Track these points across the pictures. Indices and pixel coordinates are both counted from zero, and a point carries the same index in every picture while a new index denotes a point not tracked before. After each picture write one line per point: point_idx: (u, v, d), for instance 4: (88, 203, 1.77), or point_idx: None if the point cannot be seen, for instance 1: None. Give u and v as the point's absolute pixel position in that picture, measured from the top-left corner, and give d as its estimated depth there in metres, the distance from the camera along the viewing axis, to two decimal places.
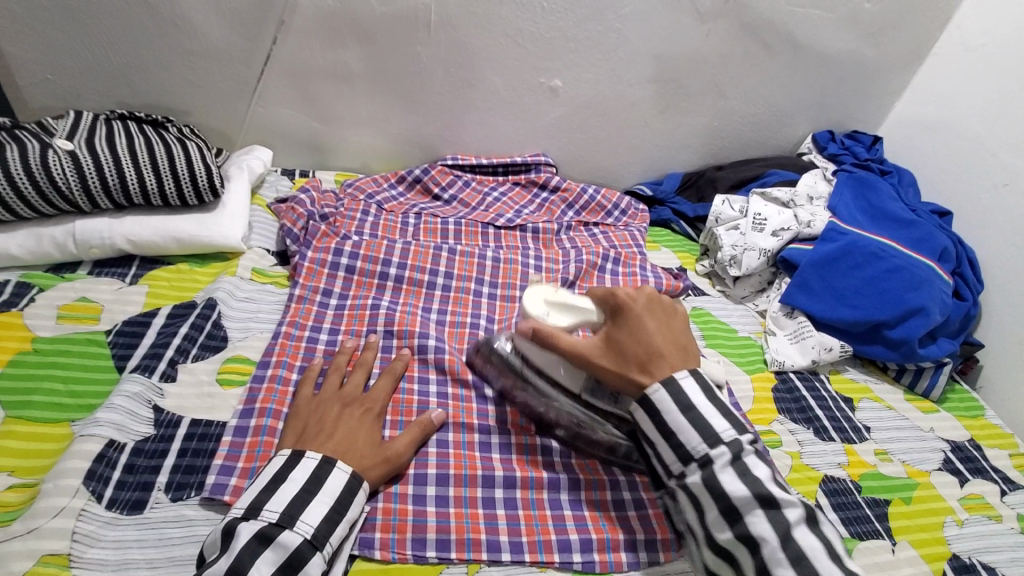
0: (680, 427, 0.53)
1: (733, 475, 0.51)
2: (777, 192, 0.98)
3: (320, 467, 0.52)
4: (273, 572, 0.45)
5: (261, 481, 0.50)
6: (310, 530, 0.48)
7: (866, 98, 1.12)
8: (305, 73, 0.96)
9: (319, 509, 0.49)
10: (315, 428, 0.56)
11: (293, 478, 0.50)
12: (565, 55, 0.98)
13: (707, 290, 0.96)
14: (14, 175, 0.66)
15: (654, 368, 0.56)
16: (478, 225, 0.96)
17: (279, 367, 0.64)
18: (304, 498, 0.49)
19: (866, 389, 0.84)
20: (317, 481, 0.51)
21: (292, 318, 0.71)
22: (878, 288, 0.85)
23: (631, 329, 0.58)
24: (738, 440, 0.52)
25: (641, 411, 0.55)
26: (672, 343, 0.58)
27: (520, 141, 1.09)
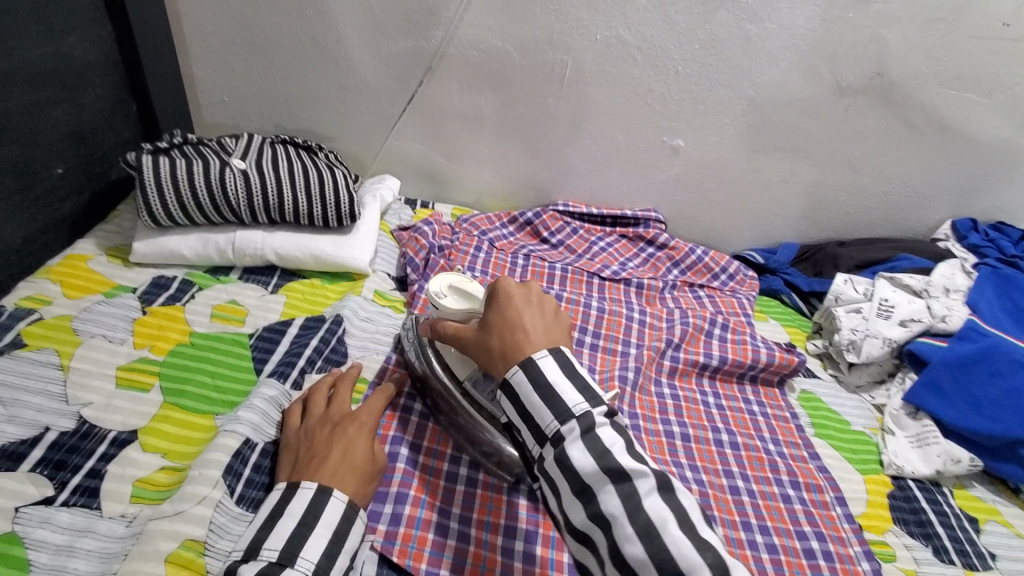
0: (613, 445, 0.46)
1: (643, 542, 0.42)
2: (908, 279, 0.92)
3: (315, 497, 0.50)
4: None
5: (262, 519, 0.49)
6: (311, 567, 0.46)
7: (1019, 189, 1.03)
8: (440, 114, 1.04)
9: (319, 543, 0.48)
10: (307, 460, 0.54)
11: (290, 512, 0.49)
12: (692, 117, 0.99)
13: (819, 373, 0.91)
14: (197, 187, 0.77)
15: (516, 351, 0.53)
16: (583, 274, 0.97)
17: None
18: (303, 532, 0.48)
19: (994, 511, 0.75)
20: (313, 511, 0.49)
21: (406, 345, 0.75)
22: (1021, 401, 0.76)
23: (497, 315, 0.55)
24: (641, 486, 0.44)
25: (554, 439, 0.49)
26: (546, 330, 0.55)
27: (633, 195, 1.09)
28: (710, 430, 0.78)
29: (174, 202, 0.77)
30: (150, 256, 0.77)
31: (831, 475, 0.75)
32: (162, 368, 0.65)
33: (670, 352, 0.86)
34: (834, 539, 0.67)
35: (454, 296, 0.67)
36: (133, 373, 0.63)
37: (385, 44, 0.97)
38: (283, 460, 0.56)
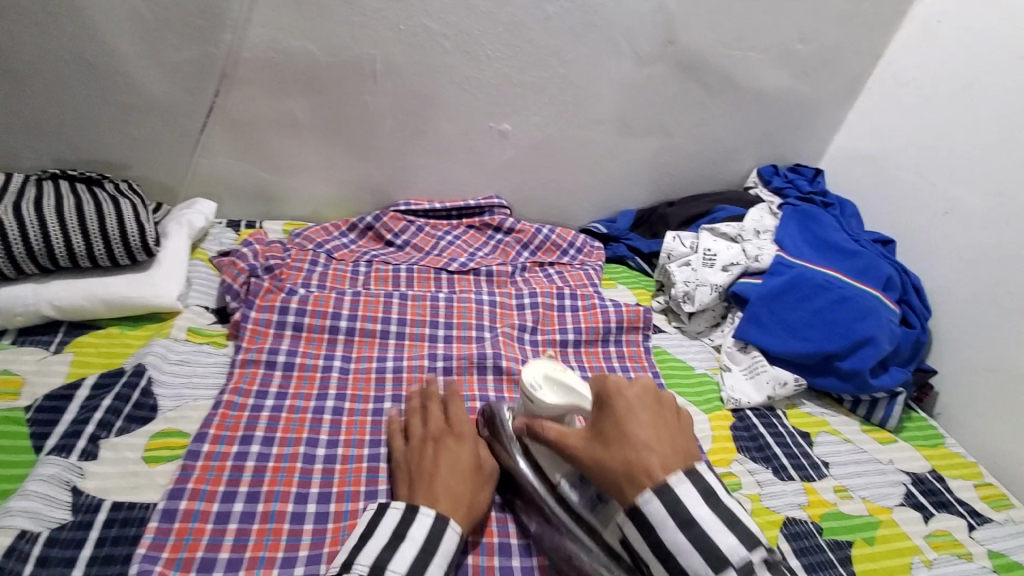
0: (646, 448, 0.50)
1: (696, 497, 0.48)
2: (725, 227, 1.00)
3: (436, 524, 0.53)
4: None
5: (384, 534, 0.51)
6: None
7: (808, 134, 1.16)
8: (251, 124, 0.95)
9: (409, 552, 0.50)
10: (418, 480, 0.57)
11: (412, 536, 0.51)
12: (512, 100, 1.00)
13: (664, 326, 0.97)
14: None
15: (645, 478, 0.50)
16: (430, 271, 0.94)
17: (217, 442, 0.61)
18: (425, 560, 0.50)
19: (823, 422, 0.84)
20: (434, 540, 0.51)
21: (236, 385, 0.67)
22: (826, 319, 0.86)
23: (619, 428, 0.52)
24: (703, 467, 0.51)
25: (631, 526, 0.50)
26: (669, 441, 0.52)
27: (472, 184, 1.09)
28: None
29: None
30: None
31: None
32: None
33: (528, 335, 0.86)
34: None
35: (552, 389, 0.62)
36: None
37: (169, 54, 0.87)
38: (399, 479, 0.60)
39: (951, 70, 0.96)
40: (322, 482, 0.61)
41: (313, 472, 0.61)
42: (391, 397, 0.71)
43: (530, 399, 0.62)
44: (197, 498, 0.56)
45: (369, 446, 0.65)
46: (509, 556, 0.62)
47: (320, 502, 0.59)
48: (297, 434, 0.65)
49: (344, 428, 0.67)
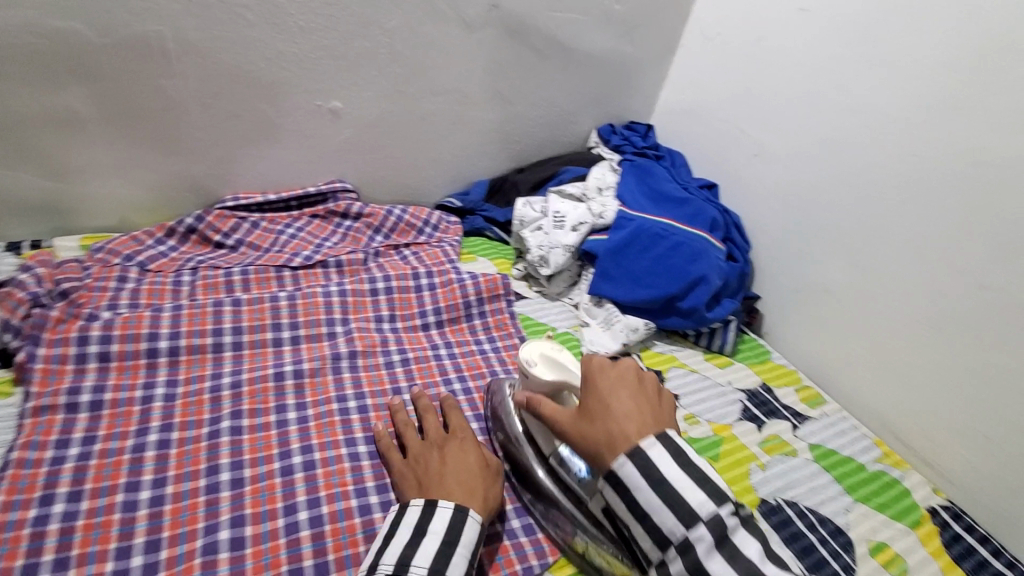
0: (615, 416, 0.55)
1: (664, 455, 0.53)
2: (571, 189, 1.03)
3: (455, 515, 0.54)
4: None
5: (406, 530, 0.52)
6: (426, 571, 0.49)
7: (637, 91, 1.22)
8: (15, 125, 0.79)
9: (432, 544, 0.51)
10: (429, 480, 0.58)
11: (434, 530, 0.52)
12: (336, 75, 0.93)
13: (525, 293, 0.99)
14: None
15: (622, 443, 0.54)
16: (270, 270, 0.86)
17: (8, 510, 0.53)
18: (447, 552, 0.51)
19: (672, 358, 0.92)
20: (454, 530, 0.52)
21: (27, 439, 0.58)
22: (665, 265, 0.93)
23: (599, 399, 0.57)
24: (641, 439, 0.53)
25: (610, 489, 0.54)
26: (645, 410, 0.57)
27: (308, 170, 1.00)
28: (441, 383, 0.77)
29: None
30: None
31: None
32: None
33: (387, 324, 0.83)
34: None
35: (547, 367, 0.65)
36: None
37: None
38: (404, 484, 0.60)
39: (745, 24, 1.05)
40: (149, 528, 0.54)
41: (137, 519, 0.55)
42: (229, 418, 0.65)
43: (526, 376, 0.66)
44: None
45: (205, 477, 0.59)
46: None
47: (150, 551, 0.53)
48: (112, 481, 0.57)
49: (173, 461, 0.60)
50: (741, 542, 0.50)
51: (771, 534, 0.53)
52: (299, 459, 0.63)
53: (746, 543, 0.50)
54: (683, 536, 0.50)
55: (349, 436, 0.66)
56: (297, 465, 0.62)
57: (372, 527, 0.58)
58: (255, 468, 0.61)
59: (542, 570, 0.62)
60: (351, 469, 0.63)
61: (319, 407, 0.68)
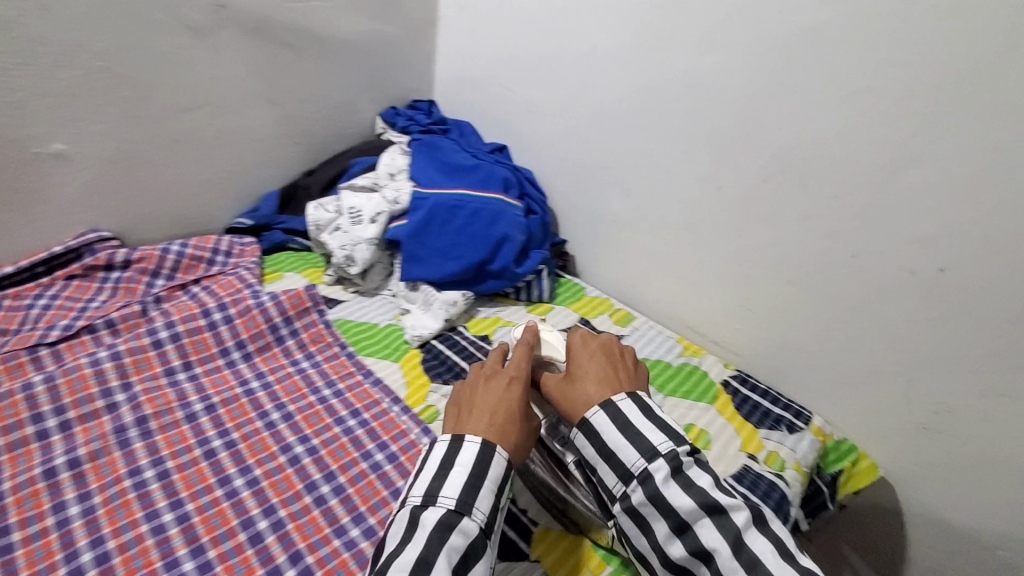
0: (619, 446, 0.58)
1: (675, 488, 0.56)
2: (361, 181, 1.01)
3: (483, 449, 0.57)
4: (458, 557, 0.50)
5: (434, 466, 0.56)
6: (452, 501, 0.53)
7: (412, 69, 1.21)
8: None
9: (459, 479, 0.54)
10: (466, 412, 0.62)
11: (461, 463, 0.56)
12: (45, 113, 0.80)
13: (341, 296, 0.97)
14: None
15: (591, 402, 0.62)
16: (20, 354, 0.74)
17: None
18: (474, 484, 0.54)
19: (497, 319, 0.96)
20: (482, 464, 0.55)
21: None
22: (468, 234, 0.96)
23: (579, 366, 0.66)
24: (675, 453, 0.57)
25: (582, 437, 0.61)
26: (619, 377, 0.65)
27: (48, 227, 0.86)
28: (257, 416, 0.72)
29: None
30: None
31: (383, 384, 0.79)
32: None
33: (183, 375, 0.76)
34: (397, 438, 0.72)
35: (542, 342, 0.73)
36: None
37: None
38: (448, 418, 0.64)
39: None
40: None
41: None
42: None
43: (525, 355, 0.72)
44: None
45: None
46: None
47: None
48: None
49: None
50: (770, 566, 0.51)
51: (800, 555, 0.54)
52: (90, 555, 0.56)
53: (774, 566, 0.51)
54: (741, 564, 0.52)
55: (150, 510, 0.60)
56: (88, 562, 0.55)
57: (264, 550, 0.58)
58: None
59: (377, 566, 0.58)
60: (156, 543, 0.57)
61: (109, 489, 0.61)
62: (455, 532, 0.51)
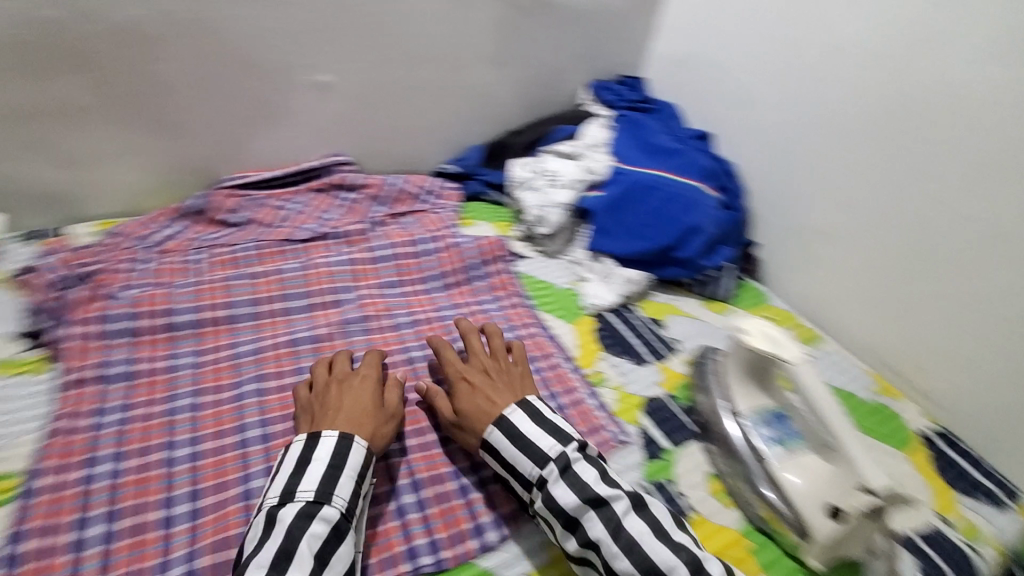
0: (643, 535, 0.55)
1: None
2: (564, 148, 1.04)
3: (340, 441, 0.58)
4: (320, 543, 0.51)
5: (291, 466, 0.56)
6: (343, 504, 0.54)
7: (628, 44, 1.21)
8: (14, 117, 0.80)
9: (348, 484, 0.56)
10: (321, 413, 0.62)
11: (318, 457, 0.56)
12: (323, 47, 0.93)
13: (524, 252, 1.01)
14: None
15: (494, 410, 0.64)
16: (277, 244, 0.90)
17: (57, 472, 0.57)
18: (334, 476, 0.55)
19: (671, 307, 0.95)
20: (339, 456, 0.57)
21: (69, 407, 0.62)
22: (660, 216, 0.95)
23: (482, 376, 0.68)
24: (571, 468, 0.59)
25: (486, 453, 0.63)
26: (512, 388, 0.67)
27: (305, 145, 1.02)
28: (449, 339, 0.81)
29: None
30: None
31: (556, 338, 0.84)
32: None
33: (393, 290, 0.87)
34: (566, 392, 0.76)
35: (762, 339, 0.69)
36: None
37: None
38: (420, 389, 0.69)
39: None
40: (190, 481, 0.59)
41: (178, 474, 0.60)
42: (251, 382, 0.69)
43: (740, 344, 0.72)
44: (45, 533, 0.53)
45: (235, 434, 0.64)
46: (402, 495, 0.64)
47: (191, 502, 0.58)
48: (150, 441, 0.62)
49: (204, 422, 0.65)
50: None
51: None
52: None
53: None
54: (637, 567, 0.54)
55: None
56: None
57: (221, 517, 0.57)
58: (283, 424, 0.66)
59: None
60: None
61: None
62: (317, 517, 0.52)
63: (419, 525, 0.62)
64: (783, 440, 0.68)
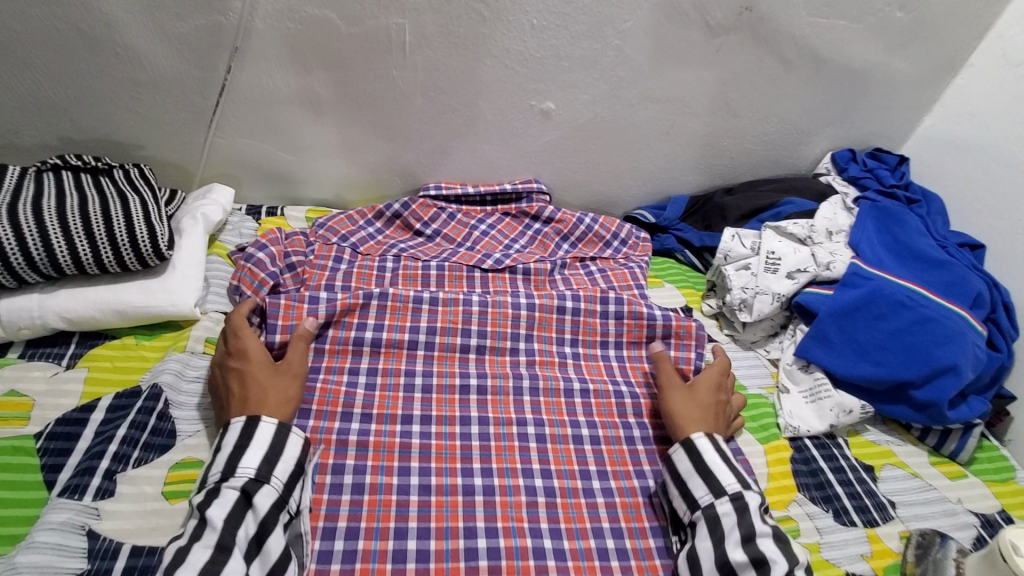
0: None
1: None
2: (794, 227, 0.88)
3: (247, 427, 0.56)
4: (229, 511, 0.51)
5: (233, 441, 0.55)
6: (252, 471, 0.53)
7: (894, 114, 1.01)
8: (267, 103, 0.85)
9: (255, 454, 0.54)
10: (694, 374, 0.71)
11: (227, 443, 0.55)
12: (557, 76, 0.87)
13: (714, 334, 0.89)
14: None
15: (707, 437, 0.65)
16: (463, 269, 0.87)
17: None
18: (241, 451, 0.54)
19: (888, 452, 0.77)
20: (246, 435, 0.55)
21: None
22: (903, 342, 0.77)
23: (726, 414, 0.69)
24: (742, 496, 0.58)
25: (684, 449, 0.62)
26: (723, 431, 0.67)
27: (508, 167, 0.98)
28: (618, 423, 0.72)
29: None
30: None
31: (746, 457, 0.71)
32: None
33: (569, 349, 0.79)
34: None
35: None
36: None
37: (170, 24, 0.76)
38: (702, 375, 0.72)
39: None
40: (350, 515, 0.58)
41: (341, 504, 0.59)
42: (420, 419, 0.67)
43: (1003, 562, 0.57)
44: None
45: (396, 477, 0.62)
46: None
47: (348, 540, 0.57)
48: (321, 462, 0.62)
49: (372, 452, 0.63)
50: None
51: None
52: (480, 481, 0.63)
53: None
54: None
55: (527, 467, 0.65)
56: (479, 487, 0.63)
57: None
58: (442, 478, 0.62)
59: None
60: (527, 504, 0.62)
61: (501, 427, 0.68)
62: (225, 487, 0.52)
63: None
64: None
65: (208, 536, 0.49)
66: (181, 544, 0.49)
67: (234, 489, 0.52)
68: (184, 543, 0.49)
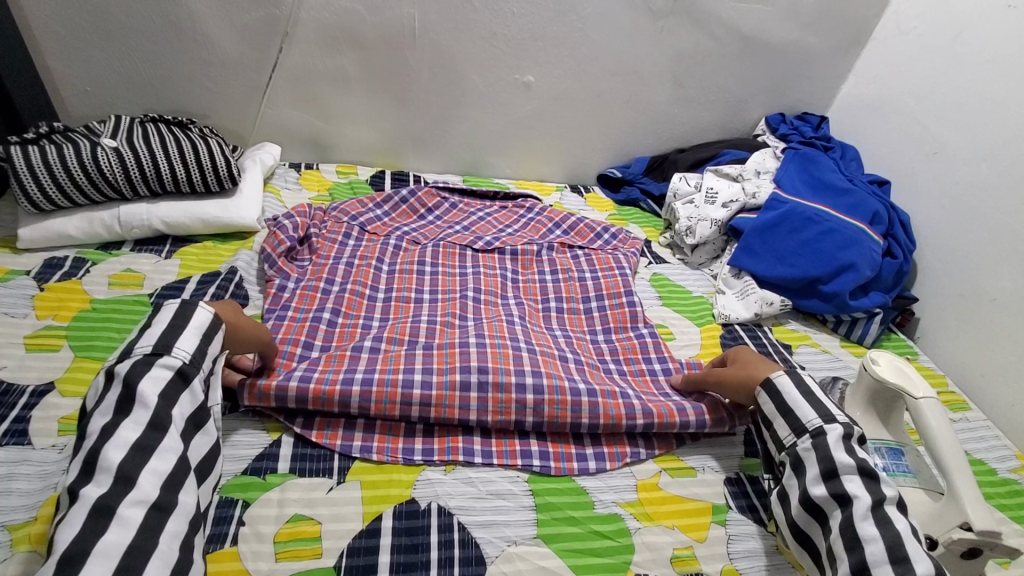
0: (835, 539, 0.54)
1: None
2: (728, 169, 1.10)
3: (179, 310, 0.58)
4: (161, 388, 0.53)
5: (164, 322, 0.57)
6: (187, 355, 0.56)
7: (816, 82, 1.23)
8: (306, 78, 1.08)
9: (191, 338, 0.57)
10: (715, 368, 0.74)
11: (156, 321, 0.57)
12: (534, 53, 1.10)
13: (668, 258, 1.09)
14: (98, 172, 0.81)
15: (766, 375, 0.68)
16: (456, 247, 0.96)
17: (298, 310, 0.78)
18: (172, 331, 0.57)
19: (805, 337, 0.95)
20: (181, 317, 0.58)
21: (298, 304, 0.78)
22: (813, 249, 0.96)
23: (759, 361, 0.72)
24: (823, 432, 0.60)
25: (765, 393, 0.66)
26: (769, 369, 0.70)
27: (499, 132, 1.20)
28: (581, 300, 0.91)
29: (66, 180, 0.80)
30: (38, 241, 0.80)
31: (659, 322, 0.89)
32: (69, 330, 0.70)
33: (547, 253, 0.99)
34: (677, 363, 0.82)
35: (890, 367, 0.69)
36: (41, 339, 0.69)
37: (237, 15, 1.00)
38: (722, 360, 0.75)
39: (947, 18, 1.02)
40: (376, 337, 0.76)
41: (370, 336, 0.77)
42: (428, 291, 0.86)
43: (866, 372, 0.71)
44: (286, 343, 0.72)
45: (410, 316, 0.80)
46: (524, 376, 0.69)
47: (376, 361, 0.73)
48: (356, 311, 0.80)
49: (393, 309, 0.82)
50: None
51: None
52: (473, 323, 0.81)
53: None
54: (843, 541, 0.53)
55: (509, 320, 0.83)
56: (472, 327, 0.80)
57: None
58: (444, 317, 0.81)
59: (649, 458, 0.69)
60: None
61: (489, 295, 0.87)
62: (157, 364, 0.54)
63: (533, 396, 0.67)
64: (891, 471, 0.66)
65: (138, 413, 0.51)
66: (108, 418, 0.51)
67: (168, 371, 0.54)
68: (114, 417, 0.51)
